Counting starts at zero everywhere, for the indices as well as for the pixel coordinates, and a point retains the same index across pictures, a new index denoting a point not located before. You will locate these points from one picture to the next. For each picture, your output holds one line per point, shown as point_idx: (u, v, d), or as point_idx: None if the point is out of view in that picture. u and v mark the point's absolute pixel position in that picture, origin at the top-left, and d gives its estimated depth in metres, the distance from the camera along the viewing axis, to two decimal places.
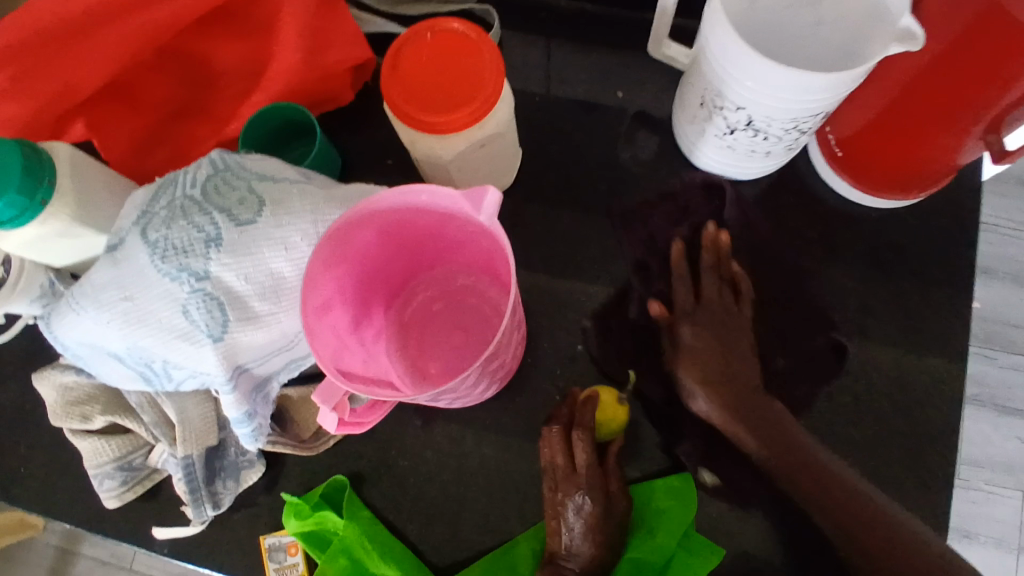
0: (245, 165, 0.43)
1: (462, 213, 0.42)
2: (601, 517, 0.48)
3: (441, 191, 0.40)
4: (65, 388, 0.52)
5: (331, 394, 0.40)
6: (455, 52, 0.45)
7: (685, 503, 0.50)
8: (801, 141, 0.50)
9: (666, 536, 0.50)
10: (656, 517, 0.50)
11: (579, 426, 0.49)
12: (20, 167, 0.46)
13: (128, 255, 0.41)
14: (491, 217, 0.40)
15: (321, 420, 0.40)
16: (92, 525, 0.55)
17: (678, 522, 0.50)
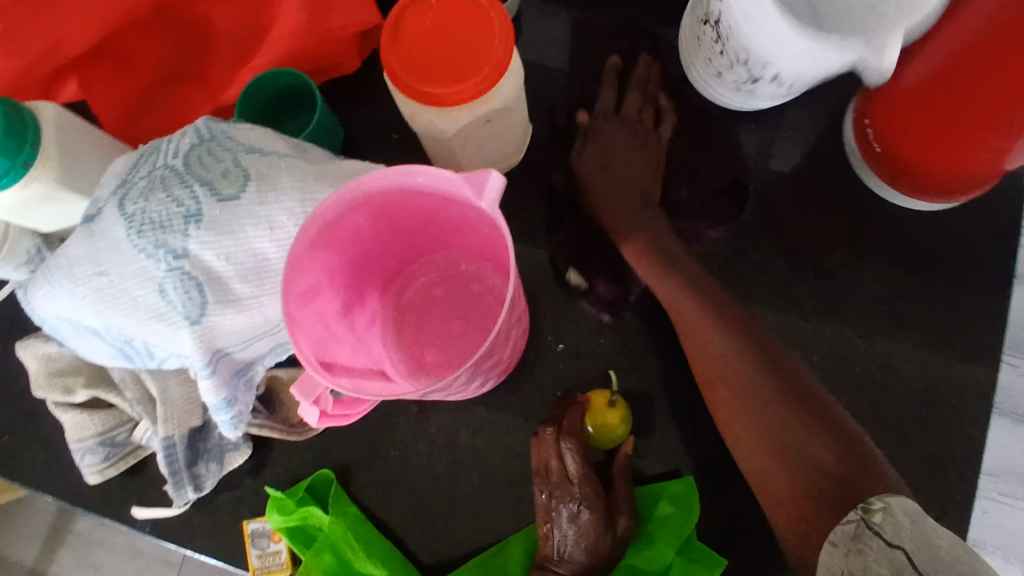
0: (233, 136, 0.40)
1: (462, 198, 0.39)
2: (596, 527, 0.45)
3: (439, 174, 0.37)
4: (48, 359, 0.50)
5: (312, 387, 0.38)
6: (462, 19, 0.41)
7: (687, 515, 0.47)
8: (753, 89, 0.47)
9: (665, 546, 0.47)
10: (656, 526, 0.48)
11: (568, 431, 0.46)
12: (0, 128, 0.43)
13: (103, 228, 0.38)
14: (492, 204, 0.37)
15: (300, 413, 0.38)
16: (75, 498, 0.53)
17: (678, 531, 0.47)
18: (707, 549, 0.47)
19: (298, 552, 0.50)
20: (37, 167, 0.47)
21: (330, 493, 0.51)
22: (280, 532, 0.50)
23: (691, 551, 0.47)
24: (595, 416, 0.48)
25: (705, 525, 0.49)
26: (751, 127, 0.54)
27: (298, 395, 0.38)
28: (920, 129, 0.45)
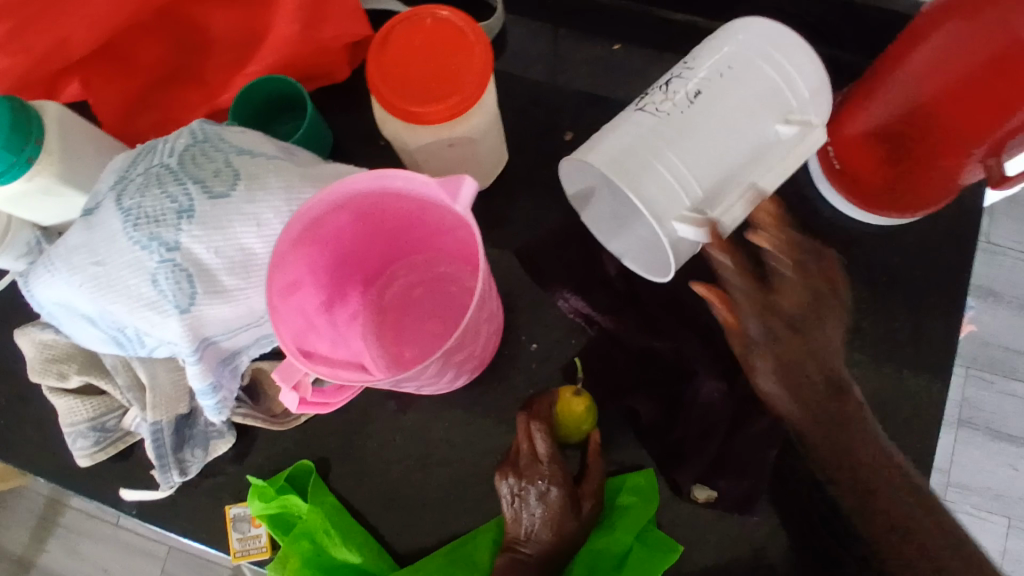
0: (225, 139, 0.43)
1: (438, 201, 0.42)
2: (561, 507, 0.48)
3: (416, 177, 0.40)
4: (45, 346, 0.52)
5: (292, 373, 0.40)
6: (447, 45, 0.46)
7: (650, 505, 0.50)
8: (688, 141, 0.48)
9: (625, 532, 0.49)
10: (622, 514, 0.50)
11: (537, 417, 0.48)
12: (5, 124, 0.46)
13: (101, 220, 0.41)
14: (465, 207, 0.40)
15: (281, 399, 0.41)
16: (65, 480, 0.56)
17: (639, 520, 0.49)
18: (668, 537, 0.50)
19: (277, 537, 0.52)
20: (40, 162, 0.49)
21: (310, 482, 0.53)
22: (259, 517, 0.52)
23: (652, 538, 0.49)
24: (562, 407, 0.49)
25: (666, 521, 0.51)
26: None
27: (279, 380, 0.40)
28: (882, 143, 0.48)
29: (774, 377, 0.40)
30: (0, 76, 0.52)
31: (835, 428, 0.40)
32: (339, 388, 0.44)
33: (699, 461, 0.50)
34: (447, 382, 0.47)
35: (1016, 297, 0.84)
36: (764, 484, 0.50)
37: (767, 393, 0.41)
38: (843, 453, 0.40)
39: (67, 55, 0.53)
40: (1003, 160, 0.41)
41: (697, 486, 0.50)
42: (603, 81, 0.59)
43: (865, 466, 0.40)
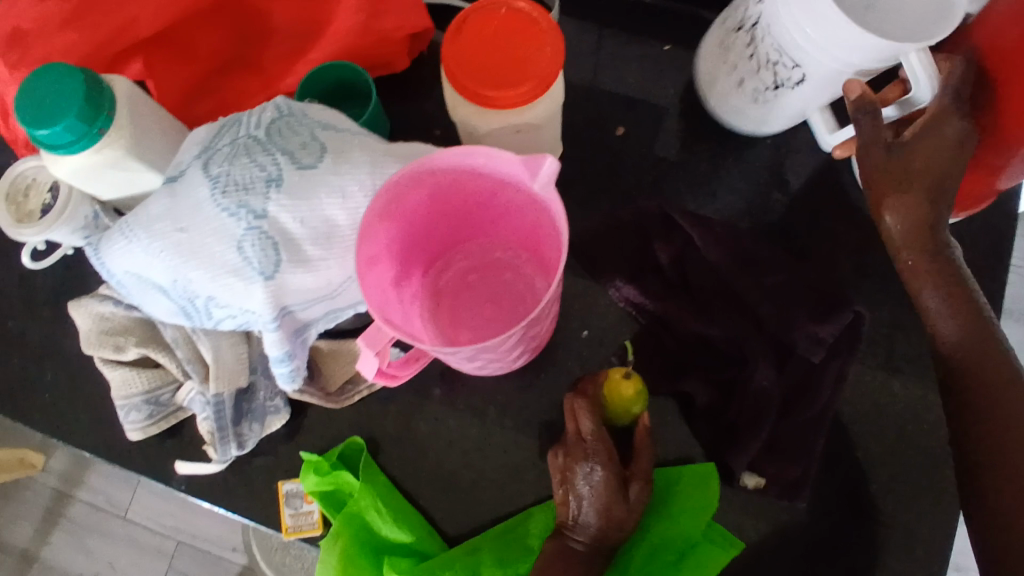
0: (309, 113, 0.44)
1: (517, 180, 0.43)
2: (610, 490, 0.47)
3: (499, 155, 0.41)
4: (102, 318, 0.53)
5: (377, 339, 0.41)
6: (521, 34, 0.46)
7: (706, 497, 0.51)
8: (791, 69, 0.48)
9: (689, 522, 0.51)
10: (676, 502, 0.51)
11: (584, 396, 0.49)
12: (80, 96, 0.47)
13: (187, 188, 0.42)
14: (546, 185, 0.41)
15: (362, 363, 0.41)
16: (113, 454, 0.56)
17: (700, 511, 0.51)
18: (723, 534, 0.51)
19: (329, 515, 0.53)
20: (111, 134, 0.50)
21: (360, 461, 0.54)
22: (312, 494, 0.53)
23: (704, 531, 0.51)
24: (609, 388, 0.48)
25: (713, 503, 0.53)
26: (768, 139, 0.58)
27: (362, 345, 0.40)
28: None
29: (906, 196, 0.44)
30: (68, 51, 0.53)
31: (947, 287, 0.44)
32: (407, 361, 0.46)
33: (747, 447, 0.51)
34: (508, 362, 0.48)
35: None
36: (811, 470, 0.51)
37: (889, 229, 0.45)
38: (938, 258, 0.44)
39: (136, 36, 0.54)
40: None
41: (747, 473, 0.52)
42: (652, 80, 0.61)
43: (961, 300, 0.44)
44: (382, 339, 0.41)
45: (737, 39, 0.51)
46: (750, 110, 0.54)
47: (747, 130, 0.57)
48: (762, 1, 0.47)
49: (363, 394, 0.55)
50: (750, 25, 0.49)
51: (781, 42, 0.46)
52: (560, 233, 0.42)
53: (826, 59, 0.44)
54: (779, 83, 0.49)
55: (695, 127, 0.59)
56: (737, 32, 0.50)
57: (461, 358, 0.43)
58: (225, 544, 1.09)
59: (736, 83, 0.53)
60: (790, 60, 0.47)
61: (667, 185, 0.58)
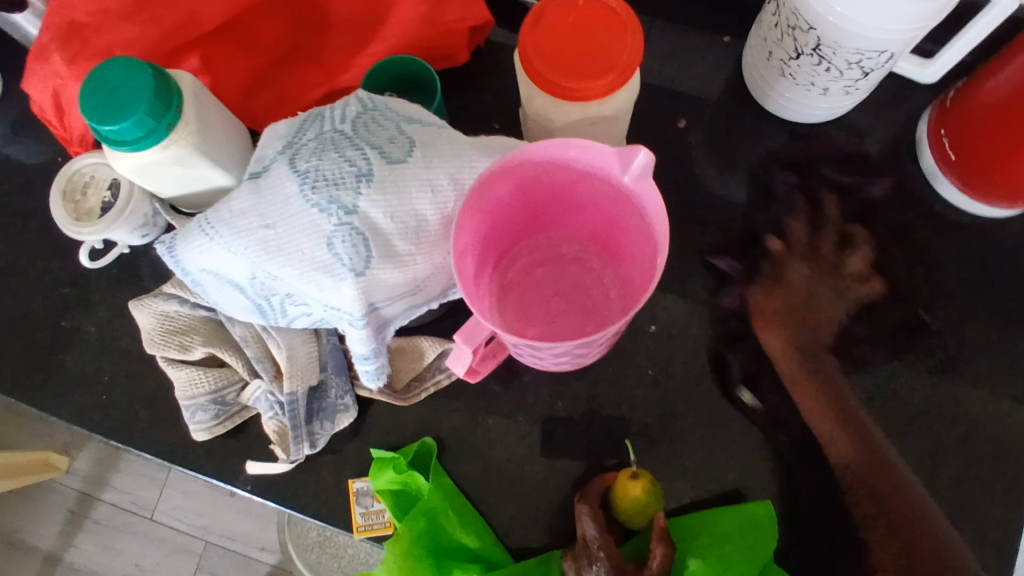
0: (392, 107, 0.43)
1: (606, 172, 0.42)
2: None
3: (592, 146, 0.40)
4: (165, 317, 0.52)
5: (474, 333, 0.41)
6: (601, 25, 0.45)
7: (763, 540, 0.49)
8: (876, 62, 0.47)
9: (745, 564, 0.48)
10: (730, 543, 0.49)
11: (587, 499, 0.48)
12: (149, 91, 0.46)
13: (274, 183, 0.41)
14: (641, 176, 0.40)
15: (454, 355, 0.41)
16: (175, 454, 0.55)
17: (758, 555, 0.48)
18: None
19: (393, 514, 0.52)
20: (179, 130, 0.49)
21: (430, 464, 0.53)
22: (381, 493, 0.52)
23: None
24: (619, 489, 0.48)
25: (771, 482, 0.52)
26: (830, 132, 0.58)
27: (460, 340, 0.40)
28: (979, 135, 0.50)
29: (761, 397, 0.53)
30: (129, 45, 0.52)
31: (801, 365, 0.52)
32: (487, 356, 0.45)
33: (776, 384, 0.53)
34: (585, 358, 0.47)
35: None
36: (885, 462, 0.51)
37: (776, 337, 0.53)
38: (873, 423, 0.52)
39: (199, 28, 0.54)
40: None
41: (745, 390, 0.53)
42: (713, 74, 0.60)
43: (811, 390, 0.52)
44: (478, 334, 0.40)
45: (799, 64, 0.50)
46: (843, 100, 0.53)
47: (834, 112, 0.56)
48: (811, 27, 0.46)
49: (430, 391, 0.54)
50: (809, 49, 0.48)
51: (856, 45, 0.45)
52: (653, 225, 0.42)
53: (905, 35, 0.43)
54: (869, 71, 0.48)
55: (756, 119, 0.59)
56: (796, 59, 0.50)
57: (550, 353, 0.42)
58: (254, 544, 1.09)
59: (821, 91, 0.52)
60: (872, 51, 0.46)
61: (730, 179, 0.58)
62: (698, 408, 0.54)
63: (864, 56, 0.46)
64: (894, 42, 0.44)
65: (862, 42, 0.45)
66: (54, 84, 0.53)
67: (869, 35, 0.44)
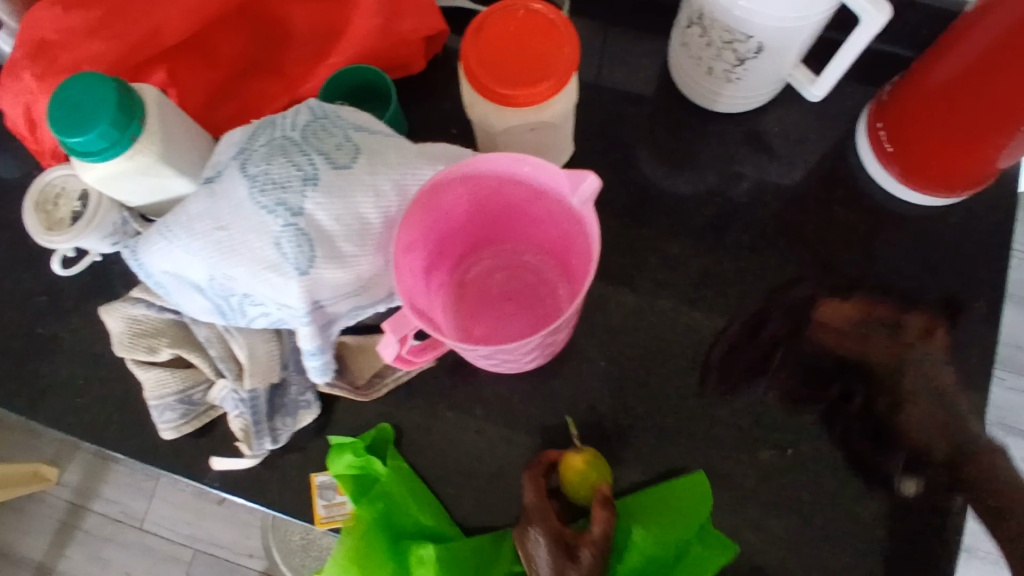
0: (342, 116, 0.45)
1: (556, 192, 0.43)
2: (557, 557, 0.46)
3: (543, 166, 0.42)
4: (134, 321, 0.54)
5: (402, 325, 0.43)
6: (539, 36, 0.47)
7: (698, 504, 0.51)
8: (744, 48, 0.50)
9: (683, 528, 0.50)
10: (670, 512, 0.51)
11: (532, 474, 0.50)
12: (111, 102, 0.48)
13: (226, 187, 0.43)
14: (584, 201, 0.41)
15: (381, 346, 0.44)
16: (145, 453, 0.57)
17: (694, 517, 0.51)
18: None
19: (352, 496, 0.53)
20: (142, 141, 0.51)
21: (388, 450, 0.55)
22: (339, 476, 0.53)
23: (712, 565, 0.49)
24: (562, 467, 0.50)
25: (870, 415, 0.53)
26: (774, 130, 0.60)
27: (389, 330, 0.43)
28: (917, 125, 0.51)
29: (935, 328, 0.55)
30: (96, 61, 0.55)
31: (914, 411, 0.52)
32: (423, 348, 0.47)
33: (901, 449, 0.52)
34: (522, 363, 0.49)
35: None
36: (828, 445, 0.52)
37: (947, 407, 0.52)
38: (896, 453, 0.52)
39: (162, 44, 0.56)
40: None
41: (906, 479, 0.52)
42: (661, 77, 0.63)
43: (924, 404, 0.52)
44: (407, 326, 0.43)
45: (691, 35, 0.54)
46: (733, 88, 0.56)
47: (747, 106, 0.59)
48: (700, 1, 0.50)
49: (391, 386, 0.56)
50: (697, 20, 0.52)
51: (726, 23, 0.49)
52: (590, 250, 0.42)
53: (764, 22, 0.47)
54: (742, 58, 0.51)
55: (704, 119, 0.61)
56: (690, 31, 0.54)
57: (477, 354, 0.44)
58: (242, 551, 1.10)
59: (707, 71, 0.55)
60: (741, 34, 0.49)
61: (680, 176, 0.60)
62: (650, 398, 0.55)
63: (730, 36, 0.50)
64: (753, 26, 0.48)
65: (729, 19, 0.48)
66: (26, 100, 0.56)
67: (735, 11, 0.47)
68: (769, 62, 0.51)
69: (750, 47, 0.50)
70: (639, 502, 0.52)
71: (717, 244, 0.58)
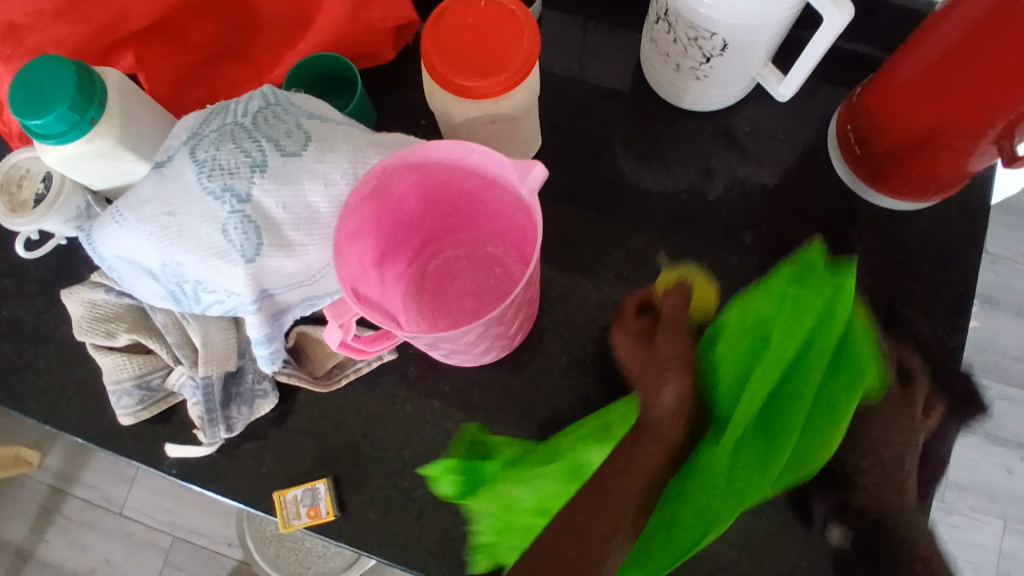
0: (295, 103, 0.45)
1: (506, 181, 0.43)
2: (640, 351, 0.51)
3: (492, 154, 0.41)
4: (93, 305, 0.54)
5: (343, 311, 0.45)
6: (499, 27, 0.46)
7: (809, 275, 0.50)
8: (708, 45, 0.50)
9: (796, 288, 0.49)
10: (788, 295, 0.49)
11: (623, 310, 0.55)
12: (69, 86, 0.48)
13: (175, 172, 0.43)
14: (532, 192, 0.41)
15: (326, 333, 0.46)
16: (103, 438, 0.57)
17: (817, 287, 0.49)
18: (852, 324, 0.48)
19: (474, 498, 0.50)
20: (102, 125, 0.51)
21: (479, 447, 0.53)
22: (455, 497, 0.51)
23: (796, 329, 0.46)
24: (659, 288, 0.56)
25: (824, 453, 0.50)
26: (745, 128, 0.60)
27: (330, 315, 0.45)
28: (887, 126, 0.50)
29: (920, 390, 0.50)
30: (62, 44, 0.54)
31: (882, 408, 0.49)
32: (376, 338, 0.48)
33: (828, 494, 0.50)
34: (477, 354, 0.49)
35: (1010, 305, 1.02)
36: None
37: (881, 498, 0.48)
38: None
39: (127, 28, 0.56)
40: (1014, 140, 0.43)
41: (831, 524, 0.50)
42: (635, 72, 0.62)
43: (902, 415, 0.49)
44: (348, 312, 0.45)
45: (660, 31, 0.53)
46: (701, 86, 0.55)
47: (717, 103, 0.58)
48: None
49: (350, 377, 0.56)
50: (664, 15, 0.51)
51: (690, 18, 0.48)
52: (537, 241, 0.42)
53: (728, 18, 0.46)
54: (708, 55, 0.51)
55: (675, 116, 0.60)
56: (658, 25, 0.53)
57: (422, 343, 0.43)
58: (220, 539, 1.10)
59: (675, 67, 0.55)
60: (705, 30, 0.48)
61: (649, 172, 0.59)
62: (609, 395, 0.55)
63: (695, 33, 0.49)
64: (717, 22, 0.47)
65: (694, 16, 0.48)
66: None
67: (699, 7, 0.47)
68: (736, 60, 0.51)
69: (714, 44, 0.49)
70: (763, 287, 0.50)
71: (683, 242, 0.58)
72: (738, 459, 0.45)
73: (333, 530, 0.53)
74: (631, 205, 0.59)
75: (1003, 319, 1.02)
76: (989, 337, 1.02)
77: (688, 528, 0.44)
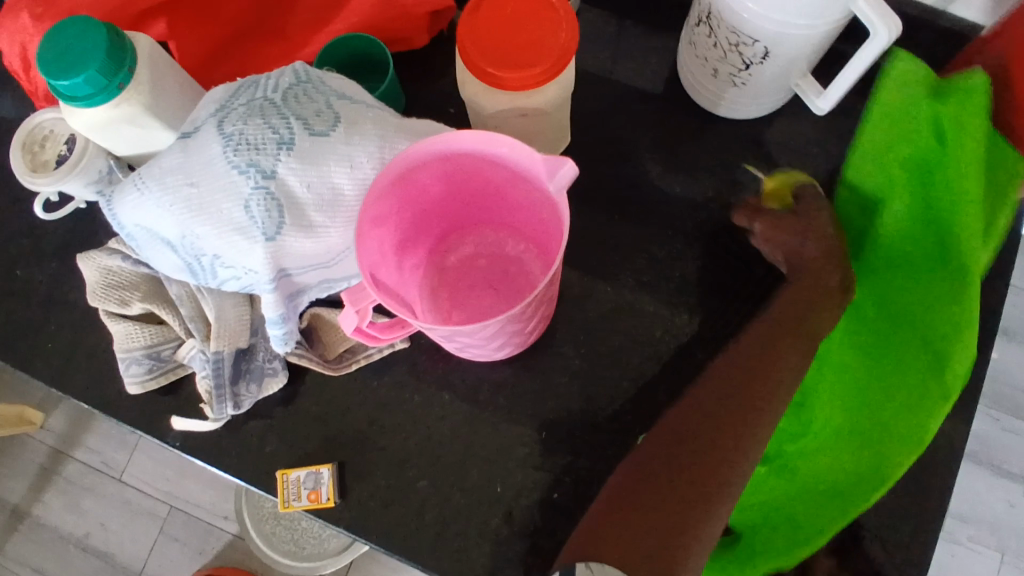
0: (325, 82, 0.45)
1: (534, 177, 0.42)
2: (777, 226, 0.50)
3: (522, 149, 0.40)
4: (109, 272, 0.54)
5: (360, 297, 0.44)
6: (537, 20, 0.46)
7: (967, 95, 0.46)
8: (749, 53, 0.49)
9: (954, 107, 0.46)
10: (954, 127, 0.46)
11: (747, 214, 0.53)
12: (99, 49, 0.47)
13: (199, 143, 0.42)
14: (560, 189, 0.40)
15: (341, 317, 0.45)
16: (109, 406, 0.57)
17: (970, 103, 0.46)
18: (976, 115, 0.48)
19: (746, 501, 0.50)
20: (129, 90, 0.50)
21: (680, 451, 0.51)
22: None
23: (971, 141, 0.46)
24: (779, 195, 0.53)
25: None
26: (778, 140, 0.59)
27: (346, 300, 0.44)
28: None
29: None
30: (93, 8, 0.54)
31: None
32: (390, 326, 0.47)
33: None
34: (490, 350, 0.49)
35: None
36: None
37: None
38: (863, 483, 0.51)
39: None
40: None
41: None
42: (669, 75, 0.61)
43: None
44: (364, 299, 0.44)
45: (700, 35, 0.52)
46: (737, 94, 0.54)
47: (752, 112, 0.57)
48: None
49: (360, 363, 0.55)
50: (706, 18, 0.50)
51: (734, 24, 0.47)
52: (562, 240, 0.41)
53: (773, 26, 0.45)
54: (749, 63, 0.50)
55: (707, 122, 0.59)
56: (699, 29, 0.52)
57: (436, 336, 0.43)
58: (216, 513, 1.10)
59: (713, 73, 0.54)
60: (747, 37, 0.47)
61: (677, 178, 0.58)
62: (621, 401, 0.54)
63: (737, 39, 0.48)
64: (761, 30, 0.46)
65: (737, 22, 0.47)
66: (21, 40, 0.55)
67: (744, 14, 0.46)
68: (776, 70, 0.50)
69: (756, 52, 0.48)
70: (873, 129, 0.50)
71: (706, 251, 0.57)
72: (936, 321, 0.47)
73: (332, 516, 0.52)
74: (656, 209, 0.58)
75: (1018, 351, 1.00)
76: (1002, 369, 1.00)
77: (857, 405, 0.49)
